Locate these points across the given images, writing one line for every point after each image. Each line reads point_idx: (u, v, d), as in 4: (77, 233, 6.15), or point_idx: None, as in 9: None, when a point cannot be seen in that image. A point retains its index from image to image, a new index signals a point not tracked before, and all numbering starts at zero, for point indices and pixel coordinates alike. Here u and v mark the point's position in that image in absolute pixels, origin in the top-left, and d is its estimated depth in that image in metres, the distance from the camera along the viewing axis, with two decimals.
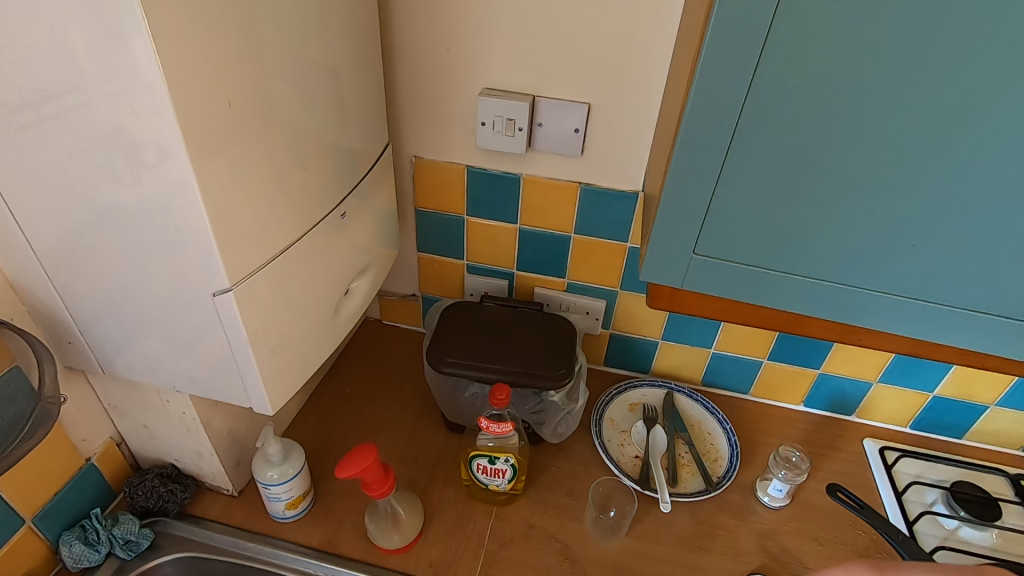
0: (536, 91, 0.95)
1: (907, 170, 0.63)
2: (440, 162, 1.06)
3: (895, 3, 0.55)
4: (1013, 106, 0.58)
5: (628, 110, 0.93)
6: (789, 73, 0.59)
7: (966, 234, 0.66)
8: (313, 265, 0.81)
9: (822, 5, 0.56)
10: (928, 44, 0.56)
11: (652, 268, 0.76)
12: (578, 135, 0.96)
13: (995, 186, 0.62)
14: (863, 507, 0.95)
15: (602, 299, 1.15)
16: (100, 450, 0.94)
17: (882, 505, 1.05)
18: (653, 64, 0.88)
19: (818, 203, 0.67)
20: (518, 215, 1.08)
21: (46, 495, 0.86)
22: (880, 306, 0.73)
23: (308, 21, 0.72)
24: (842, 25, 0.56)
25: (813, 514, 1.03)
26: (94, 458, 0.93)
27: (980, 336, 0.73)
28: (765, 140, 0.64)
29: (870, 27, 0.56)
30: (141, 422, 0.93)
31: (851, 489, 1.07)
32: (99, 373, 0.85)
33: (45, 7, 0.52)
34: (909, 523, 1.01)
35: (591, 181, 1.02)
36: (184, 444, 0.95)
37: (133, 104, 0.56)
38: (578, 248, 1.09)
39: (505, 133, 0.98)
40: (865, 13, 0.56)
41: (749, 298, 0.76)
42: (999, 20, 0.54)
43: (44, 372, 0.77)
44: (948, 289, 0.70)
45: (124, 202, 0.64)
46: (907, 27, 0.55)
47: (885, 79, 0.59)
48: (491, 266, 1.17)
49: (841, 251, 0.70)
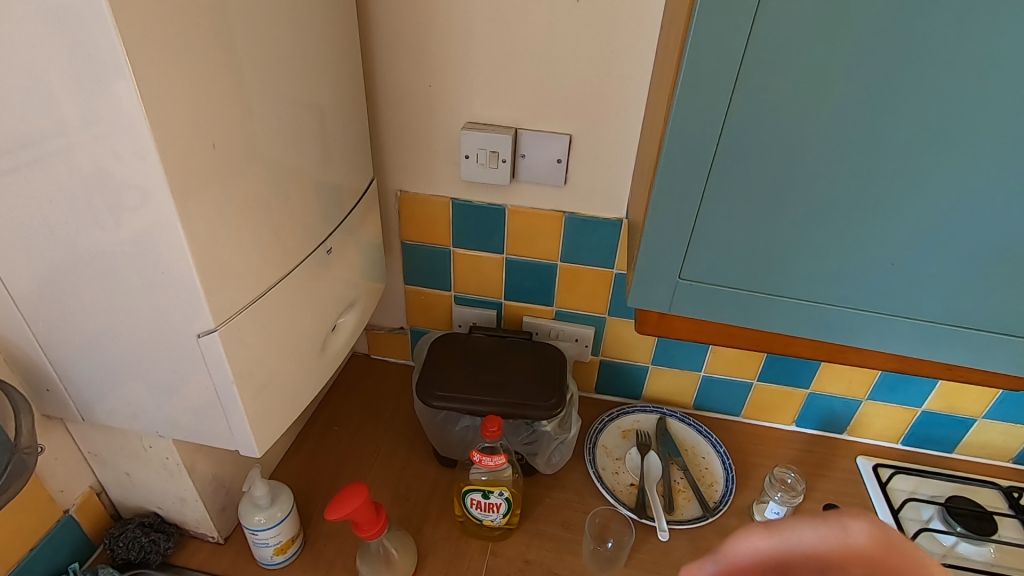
0: (518, 124, 0.97)
1: (882, 191, 0.65)
2: (424, 195, 1.06)
3: (858, 33, 0.57)
4: (975, 126, 0.60)
5: (608, 140, 0.95)
6: (762, 102, 0.62)
7: (942, 251, 0.68)
8: (300, 301, 0.81)
9: (789, 37, 0.58)
10: (891, 71, 0.59)
11: (639, 293, 0.77)
12: (560, 165, 0.98)
13: (964, 204, 0.64)
14: None
15: (591, 326, 1.15)
16: (79, 501, 0.91)
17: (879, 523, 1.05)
18: (631, 96, 0.91)
19: (798, 225, 0.69)
20: (504, 245, 1.09)
21: (21, 551, 0.82)
22: (865, 324, 0.74)
23: (291, 62, 0.73)
24: (809, 55, 0.59)
25: None
26: (72, 510, 0.90)
27: (964, 350, 0.74)
28: (743, 166, 0.66)
29: (836, 56, 0.58)
30: (122, 470, 0.90)
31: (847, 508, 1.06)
32: (78, 420, 0.83)
33: (28, 56, 0.53)
34: None
35: (575, 209, 1.03)
36: (167, 491, 0.92)
37: (117, 148, 0.56)
38: (565, 276, 1.10)
39: (488, 165, 0.99)
40: (830, 43, 0.58)
41: (736, 320, 0.77)
42: (955, 46, 0.57)
43: (22, 422, 0.73)
44: (929, 305, 0.72)
45: (107, 245, 0.63)
46: (873, 53, 0.58)
47: (853, 105, 0.61)
48: (479, 296, 1.16)
49: (823, 271, 0.71)
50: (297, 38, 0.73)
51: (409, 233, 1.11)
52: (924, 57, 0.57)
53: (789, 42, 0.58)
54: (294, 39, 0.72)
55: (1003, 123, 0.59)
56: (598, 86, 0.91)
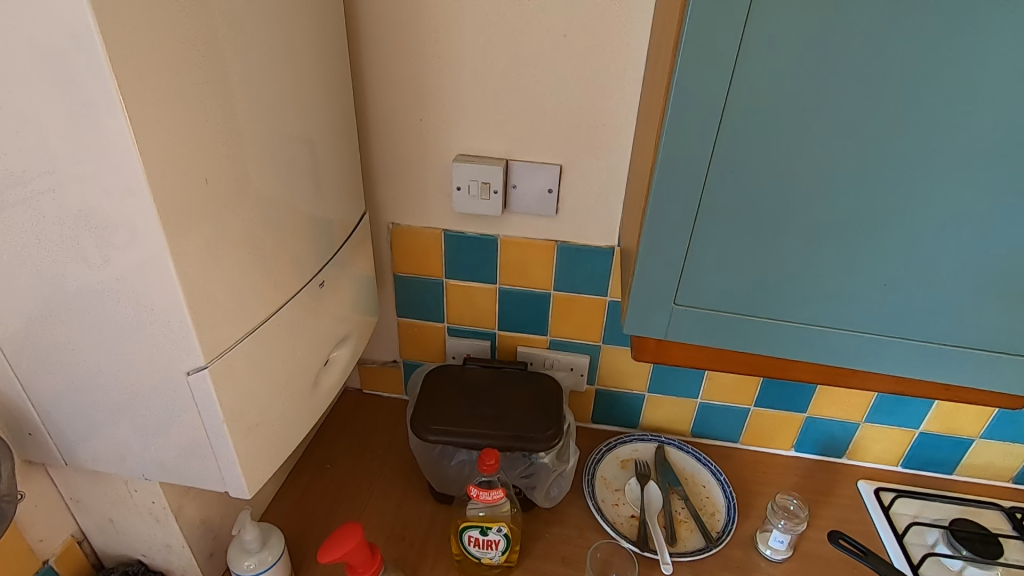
0: (509, 155, 0.98)
1: (874, 211, 0.66)
2: (417, 227, 1.07)
3: (835, 62, 0.59)
4: (953, 148, 0.62)
5: (599, 170, 0.97)
6: (748, 128, 0.63)
7: (931, 270, 0.69)
8: (292, 336, 0.80)
9: (770, 66, 0.60)
10: (870, 96, 0.61)
11: (635, 320, 0.76)
12: (552, 195, 0.99)
13: (948, 223, 0.66)
14: (867, 553, 0.95)
15: (586, 355, 1.14)
16: (59, 551, 0.87)
17: (885, 549, 1.03)
18: (619, 127, 0.93)
19: (788, 248, 0.70)
20: (497, 274, 1.09)
21: None
22: (860, 345, 0.74)
23: (284, 99, 0.74)
24: (790, 83, 0.61)
25: (817, 564, 1.00)
26: (52, 560, 0.86)
27: (959, 369, 0.74)
28: (733, 190, 0.67)
29: (816, 83, 0.60)
30: (106, 515, 0.87)
31: (852, 535, 1.05)
32: (61, 465, 0.80)
33: (19, 96, 0.53)
34: (914, 567, 0.99)
35: (567, 238, 1.04)
36: (152, 537, 0.88)
37: (109, 185, 0.56)
38: (559, 305, 1.10)
39: (480, 196, 0.99)
40: (810, 72, 0.60)
41: (732, 345, 0.77)
42: (927, 72, 0.59)
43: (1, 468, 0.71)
44: (921, 324, 0.72)
45: (95, 283, 0.62)
46: (852, 79, 0.60)
47: (836, 130, 0.62)
48: (473, 327, 1.16)
49: (816, 293, 0.72)
50: (290, 73, 0.74)
51: (402, 265, 1.11)
52: (907, 80, 0.59)
53: (777, 69, 0.60)
54: (287, 77, 0.74)
55: (982, 143, 0.61)
56: (587, 118, 0.93)
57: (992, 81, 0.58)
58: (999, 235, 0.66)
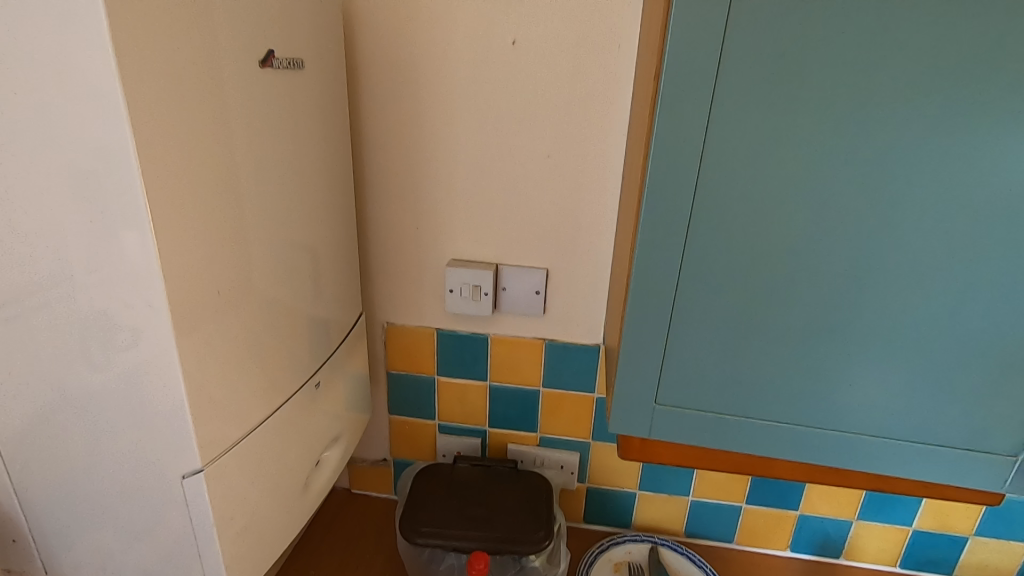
0: (499, 260, 1.05)
1: (835, 317, 0.71)
2: (411, 326, 1.11)
3: (786, 188, 0.66)
4: (900, 262, 0.68)
5: (583, 273, 1.03)
6: (713, 243, 0.69)
7: (895, 373, 0.72)
8: (287, 436, 0.81)
9: (728, 191, 0.67)
10: (820, 217, 0.67)
11: (619, 419, 0.79)
12: (539, 296, 1.05)
13: (905, 329, 0.70)
14: None
15: (576, 452, 1.15)
16: None
17: None
18: (600, 234, 1.00)
19: (760, 351, 0.74)
20: (488, 372, 1.12)
21: None
22: (836, 444, 0.77)
23: (293, 214, 0.81)
24: (748, 205, 0.68)
25: None
26: None
27: (934, 467, 0.76)
28: (704, 297, 0.72)
29: (772, 205, 0.67)
30: None
31: None
32: None
33: (49, 218, 0.58)
34: None
35: (555, 337, 1.08)
36: None
37: (125, 297, 0.60)
38: (548, 402, 1.12)
39: (471, 298, 1.05)
40: (765, 196, 0.67)
41: (714, 444, 0.79)
42: (869, 196, 0.66)
43: None
44: (893, 424, 0.75)
45: (101, 387, 0.65)
46: (802, 202, 0.67)
47: (793, 245, 0.69)
48: (464, 424, 1.17)
49: (789, 394, 0.75)
50: (299, 189, 0.81)
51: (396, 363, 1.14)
52: (853, 205, 0.66)
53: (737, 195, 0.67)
54: (297, 194, 0.81)
55: (926, 258, 0.67)
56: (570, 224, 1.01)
57: (927, 204, 0.65)
58: (954, 339, 0.70)
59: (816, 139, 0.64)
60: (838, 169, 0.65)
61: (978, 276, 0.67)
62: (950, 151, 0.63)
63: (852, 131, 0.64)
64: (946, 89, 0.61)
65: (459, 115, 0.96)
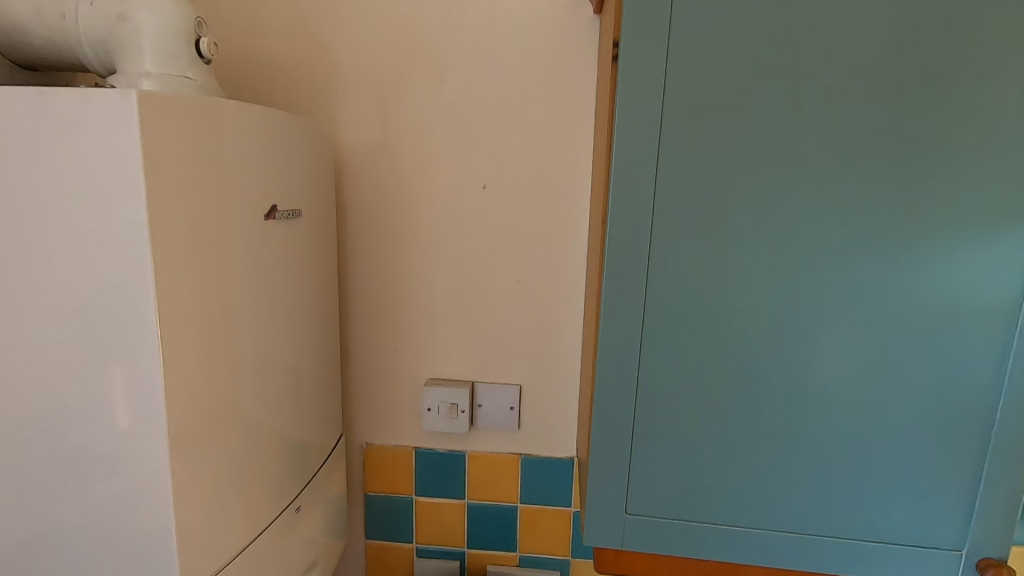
0: (475, 377, 1.11)
1: (777, 423, 0.78)
2: (388, 445, 1.13)
3: (718, 309, 0.76)
4: (826, 371, 0.76)
5: (555, 388, 1.09)
6: (662, 358, 0.78)
7: (840, 473, 0.78)
8: (263, 565, 0.81)
9: (669, 312, 0.76)
10: (749, 334, 0.76)
11: (592, 532, 0.82)
12: (513, 412, 1.10)
13: (841, 433, 0.77)
14: None
15: (556, 571, 1.13)
16: None
17: None
18: (569, 351, 1.08)
19: (715, 459, 0.79)
20: (465, 489, 1.13)
21: None
22: (798, 546, 0.80)
23: (282, 342, 0.87)
24: (687, 324, 0.76)
25: None
26: None
27: (891, 564, 0.80)
28: (659, 409, 0.79)
29: (707, 324, 0.76)
30: None
31: None
32: None
33: (52, 356, 0.62)
34: None
35: (530, 451, 1.11)
36: None
37: (120, 426, 0.63)
38: (526, 518, 1.13)
39: (448, 415, 1.09)
40: (701, 316, 0.76)
41: (685, 552, 0.82)
42: (789, 315, 0.75)
43: None
44: (845, 523, 0.79)
45: (82, 518, 0.66)
46: (733, 321, 0.76)
47: (730, 358, 0.77)
48: (441, 546, 1.15)
49: (746, 499, 0.80)
50: (289, 317, 0.88)
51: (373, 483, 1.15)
52: (775, 322, 0.75)
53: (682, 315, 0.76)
54: (286, 322, 0.87)
55: (848, 366, 0.76)
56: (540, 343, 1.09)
57: (839, 320, 0.75)
58: (885, 439, 0.77)
59: (738, 266, 0.75)
60: (765, 291, 0.75)
61: (895, 380, 0.75)
62: (854, 278, 0.74)
63: (765, 261, 0.74)
64: (844, 227, 0.73)
65: (437, 246, 1.07)
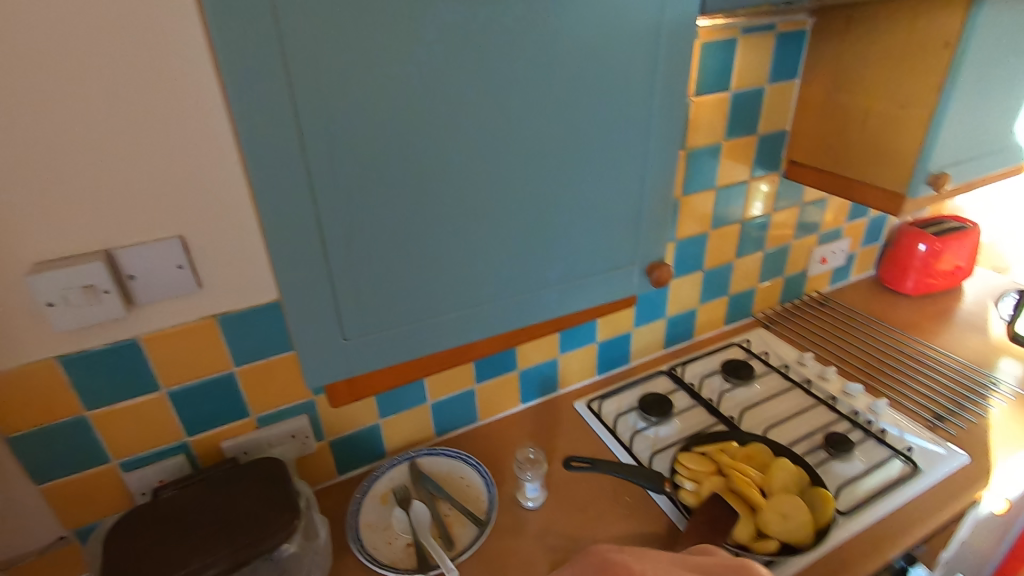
0: (113, 245, 0.86)
1: (422, 229, 0.78)
2: (27, 371, 0.89)
3: (338, 156, 0.70)
4: (455, 181, 0.78)
5: (232, 239, 0.94)
6: (304, 195, 0.69)
7: (504, 240, 0.85)
8: None
9: (291, 155, 0.67)
10: (367, 184, 0.73)
11: (308, 367, 0.80)
12: (187, 270, 0.91)
13: (489, 216, 0.82)
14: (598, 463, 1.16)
15: (303, 413, 1.15)
16: None
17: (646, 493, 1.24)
18: (239, 209, 0.93)
19: (389, 278, 0.80)
20: (160, 375, 0.98)
21: None
22: (484, 313, 0.90)
23: None
24: (313, 147, 0.68)
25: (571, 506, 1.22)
26: None
27: (579, 295, 0.98)
28: (311, 254, 0.74)
29: (344, 148, 0.70)
30: None
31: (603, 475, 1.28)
32: None
33: None
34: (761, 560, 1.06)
35: (226, 307, 0.98)
36: None
37: None
38: (245, 375, 1.06)
39: (94, 302, 0.86)
40: (344, 148, 0.70)
41: (405, 357, 0.88)
42: (405, 137, 0.72)
43: None
44: (512, 283, 0.90)
45: None
46: (349, 166, 0.71)
47: (369, 198, 0.74)
48: (155, 446, 1.04)
49: (423, 293, 0.83)
50: None
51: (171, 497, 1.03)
52: (394, 148, 0.72)
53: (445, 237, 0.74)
54: None
55: (473, 152, 0.77)
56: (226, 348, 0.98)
57: (450, 126, 0.74)
58: (523, 205, 0.85)
59: (350, 109, 0.68)
60: (385, 127, 0.71)
61: (534, 149, 0.81)
62: (445, 100, 0.73)
63: (355, 92, 0.68)
64: (415, 39, 0.68)
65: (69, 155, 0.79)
